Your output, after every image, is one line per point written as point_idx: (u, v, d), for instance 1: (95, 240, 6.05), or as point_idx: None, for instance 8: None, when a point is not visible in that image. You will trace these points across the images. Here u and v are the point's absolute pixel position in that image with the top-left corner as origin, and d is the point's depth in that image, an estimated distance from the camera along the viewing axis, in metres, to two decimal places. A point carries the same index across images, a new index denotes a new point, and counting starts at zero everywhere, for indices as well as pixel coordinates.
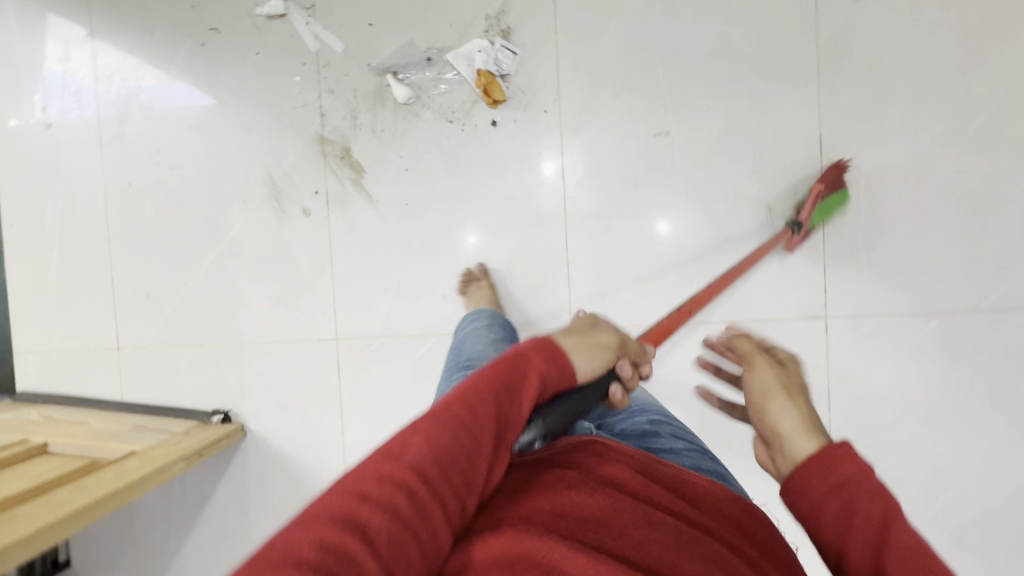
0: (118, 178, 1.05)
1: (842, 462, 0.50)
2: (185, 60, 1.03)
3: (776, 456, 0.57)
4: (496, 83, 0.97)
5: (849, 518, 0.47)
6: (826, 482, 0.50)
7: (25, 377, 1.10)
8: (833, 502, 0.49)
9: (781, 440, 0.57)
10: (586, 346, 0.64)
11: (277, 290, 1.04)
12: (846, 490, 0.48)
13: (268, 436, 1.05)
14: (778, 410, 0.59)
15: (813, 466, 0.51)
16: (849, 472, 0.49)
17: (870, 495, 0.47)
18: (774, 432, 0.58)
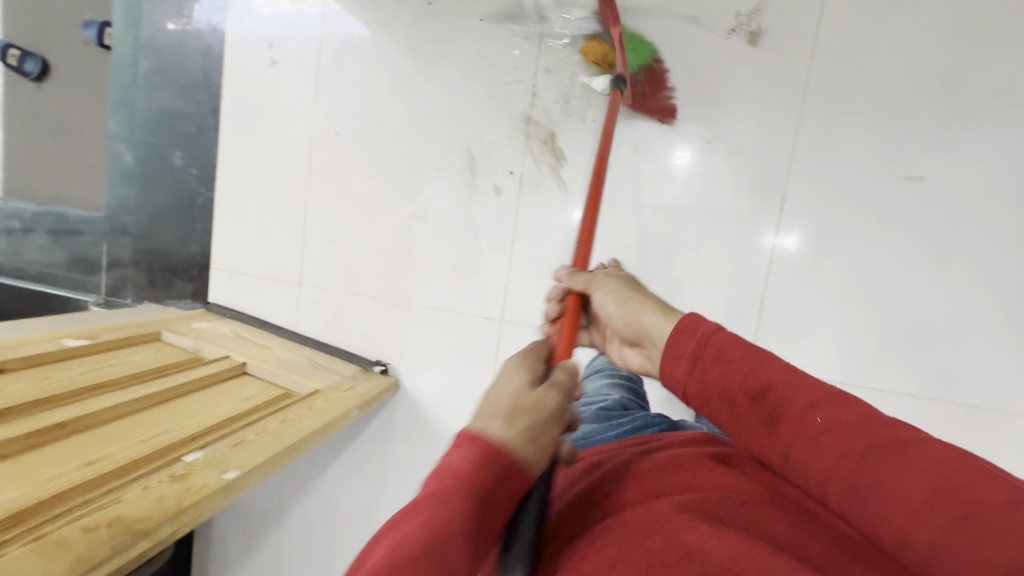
0: (327, 125, 1.10)
1: (688, 339, 0.58)
2: (409, 16, 1.02)
3: (650, 349, 0.65)
4: (599, 48, 0.92)
5: (721, 396, 0.54)
6: (682, 365, 0.58)
7: (216, 291, 1.21)
8: (694, 383, 0.57)
9: (649, 339, 0.65)
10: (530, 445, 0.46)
11: (453, 262, 1.05)
12: (709, 362, 0.56)
13: (419, 396, 1.10)
14: (639, 310, 0.66)
15: (671, 356, 0.59)
16: (693, 343, 0.57)
17: (714, 355, 0.56)
18: (640, 335, 0.66)
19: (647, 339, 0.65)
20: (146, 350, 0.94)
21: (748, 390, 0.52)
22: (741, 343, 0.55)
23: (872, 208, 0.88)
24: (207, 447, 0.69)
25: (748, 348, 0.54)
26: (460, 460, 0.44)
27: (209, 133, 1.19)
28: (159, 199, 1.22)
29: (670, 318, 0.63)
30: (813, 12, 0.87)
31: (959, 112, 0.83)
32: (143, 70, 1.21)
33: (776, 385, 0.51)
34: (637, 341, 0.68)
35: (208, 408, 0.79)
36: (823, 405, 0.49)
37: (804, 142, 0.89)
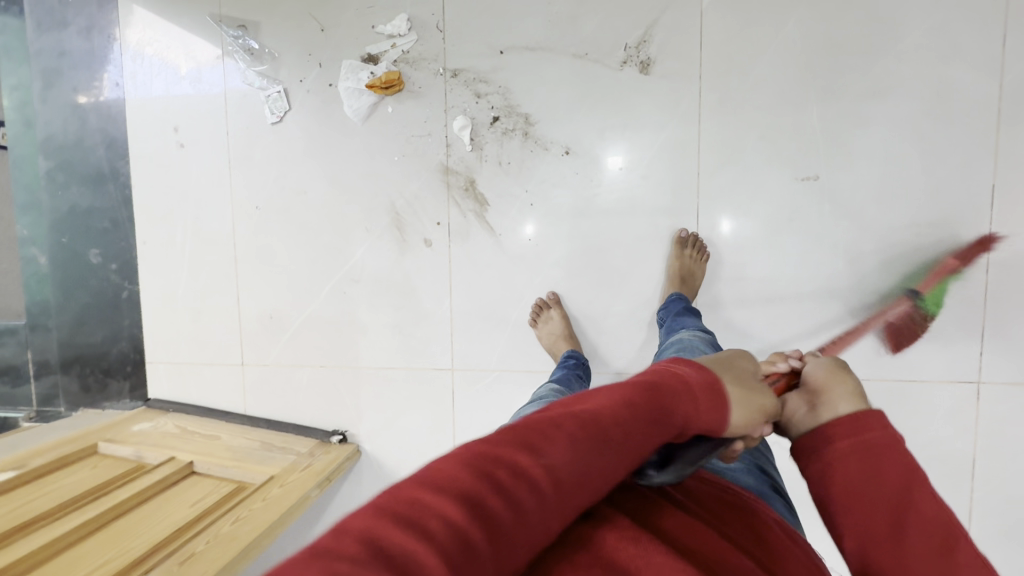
0: (247, 200, 1.08)
1: (873, 430, 0.52)
2: (312, 83, 1.02)
3: (821, 409, 0.55)
4: (385, 74, 0.98)
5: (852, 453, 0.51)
6: (851, 445, 0.52)
7: (155, 385, 1.16)
8: (858, 465, 0.50)
9: (828, 403, 0.55)
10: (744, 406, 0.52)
11: (395, 319, 1.05)
12: (902, 474, 0.48)
13: (383, 458, 1.08)
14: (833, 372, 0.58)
15: (846, 433, 0.52)
16: (892, 454, 0.50)
17: (894, 461, 0.49)
18: (820, 390, 0.56)
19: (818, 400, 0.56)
20: (83, 467, 0.90)
21: (881, 459, 0.50)
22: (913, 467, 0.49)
23: (782, 211, 0.92)
24: (152, 571, 0.66)
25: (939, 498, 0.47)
26: (695, 370, 0.52)
27: (124, 225, 1.14)
28: (81, 299, 1.17)
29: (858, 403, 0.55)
30: (696, 37, 0.91)
31: (841, 113, 0.89)
32: (44, 169, 1.16)
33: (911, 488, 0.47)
34: (809, 393, 0.57)
35: (152, 523, 0.75)
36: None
37: (710, 157, 0.93)
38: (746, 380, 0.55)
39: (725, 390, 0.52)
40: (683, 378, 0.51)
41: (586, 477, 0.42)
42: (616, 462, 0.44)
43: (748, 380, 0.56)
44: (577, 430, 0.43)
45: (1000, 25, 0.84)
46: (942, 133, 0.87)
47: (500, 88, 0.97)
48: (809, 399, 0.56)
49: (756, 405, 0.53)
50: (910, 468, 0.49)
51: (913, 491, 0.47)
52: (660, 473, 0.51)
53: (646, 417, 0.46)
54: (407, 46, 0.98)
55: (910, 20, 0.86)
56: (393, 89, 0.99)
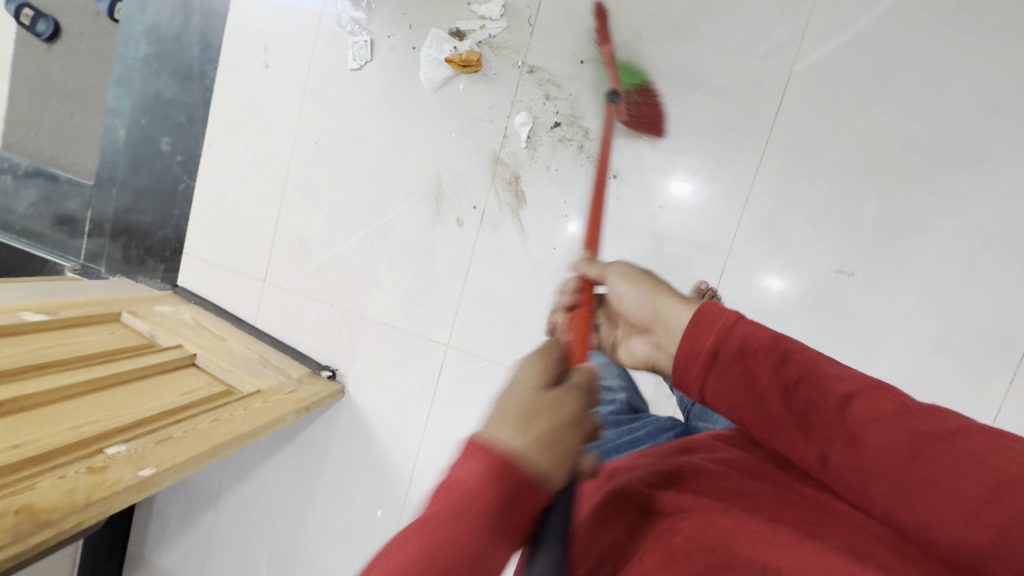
0: (309, 134, 1.14)
1: (707, 327, 0.46)
2: (397, 42, 1.06)
3: (663, 339, 0.52)
4: (465, 52, 1.01)
5: (713, 367, 0.45)
6: (702, 356, 0.46)
7: (186, 275, 1.26)
8: (724, 382, 0.45)
9: (663, 325, 0.52)
10: (550, 450, 0.34)
11: (409, 283, 1.09)
12: (737, 348, 0.44)
13: (362, 404, 1.14)
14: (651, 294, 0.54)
15: (684, 353, 0.46)
16: (707, 327, 0.46)
17: (739, 347, 0.44)
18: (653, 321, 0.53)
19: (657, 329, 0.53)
20: (101, 330, 0.99)
21: (746, 357, 0.44)
22: (759, 335, 0.44)
23: (806, 295, 0.91)
24: (133, 440, 0.74)
25: (768, 334, 0.44)
26: (464, 476, 0.32)
27: (197, 124, 1.23)
28: (144, 179, 1.27)
29: (683, 306, 0.51)
30: (775, 100, 0.90)
31: (898, 216, 0.86)
32: (143, 54, 1.25)
33: (791, 365, 0.42)
34: (648, 328, 0.55)
35: (144, 399, 0.84)
36: (861, 397, 0.40)
37: (751, 221, 0.92)
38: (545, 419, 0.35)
39: (521, 468, 0.33)
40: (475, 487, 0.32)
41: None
42: None
43: (546, 412, 0.35)
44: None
45: None
46: (1000, 267, 0.83)
47: (570, 96, 0.98)
48: (654, 337, 0.54)
49: (569, 443, 0.35)
50: (764, 348, 0.43)
51: (788, 370, 0.43)
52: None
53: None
54: (494, 32, 1.01)
55: (1001, 144, 0.82)
56: (468, 68, 1.01)
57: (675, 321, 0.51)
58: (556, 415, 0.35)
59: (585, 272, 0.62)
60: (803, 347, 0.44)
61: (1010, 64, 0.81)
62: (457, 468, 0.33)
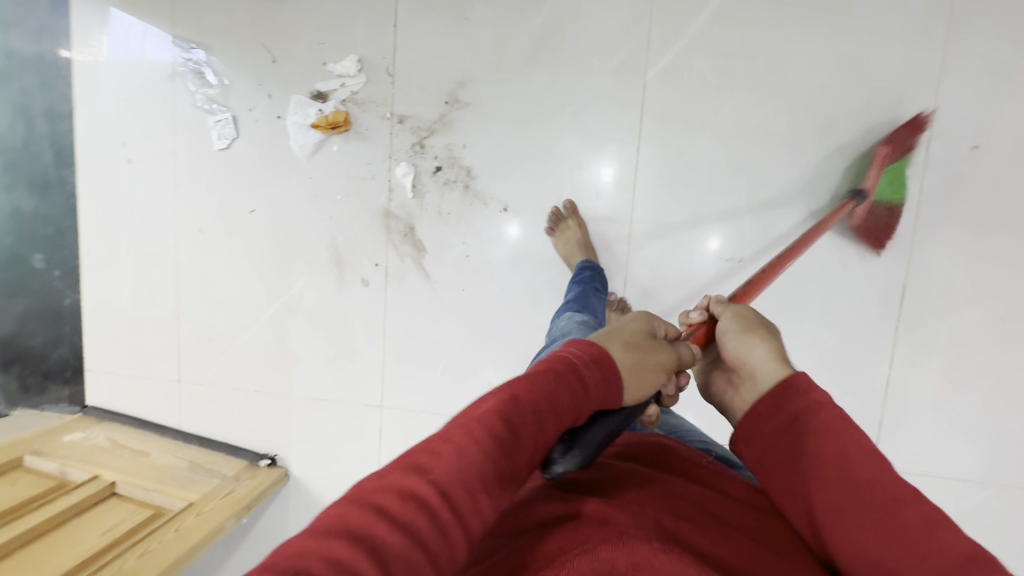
0: (191, 222, 1.08)
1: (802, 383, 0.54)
2: (260, 114, 1.02)
3: (743, 385, 0.60)
4: (331, 113, 0.99)
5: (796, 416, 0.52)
6: (787, 401, 0.54)
7: (93, 393, 1.18)
8: (803, 429, 0.51)
9: (751, 373, 0.59)
10: (635, 367, 0.52)
11: (329, 352, 1.07)
12: (826, 429, 0.49)
13: (310, 482, 1.11)
14: (751, 344, 0.61)
15: (774, 413, 0.54)
16: (793, 388, 0.54)
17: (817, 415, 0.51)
18: (741, 367, 0.61)
19: (744, 372, 0.60)
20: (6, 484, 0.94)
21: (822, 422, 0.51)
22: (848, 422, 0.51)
23: (706, 288, 0.95)
24: None
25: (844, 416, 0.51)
26: (575, 349, 0.49)
27: (68, 234, 1.15)
28: (21, 302, 1.17)
29: (778, 365, 0.57)
30: (636, 109, 0.93)
31: (770, 198, 0.91)
32: None
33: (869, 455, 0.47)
34: (735, 370, 0.61)
35: (58, 555, 0.80)
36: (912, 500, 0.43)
37: (642, 227, 0.95)
38: (637, 351, 0.54)
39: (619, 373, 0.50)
40: (590, 359, 0.48)
41: (484, 480, 0.38)
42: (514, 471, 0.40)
43: (648, 348, 0.54)
44: (472, 439, 0.39)
45: (924, 131, 0.86)
46: (865, 228, 0.89)
47: (444, 138, 0.98)
48: (738, 381, 0.61)
49: (648, 375, 0.52)
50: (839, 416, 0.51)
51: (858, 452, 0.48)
52: (564, 458, 0.48)
53: (532, 410, 0.42)
54: (356, 87, 0.99)
55: (838, 116, 0.88)
56: (338, 129, 1.00)
57: (764, 374, 0.57)
58: (651, 355, 0.54)
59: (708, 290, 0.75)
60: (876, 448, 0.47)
61: (834, 43, 0.87)
62: (574, 345, 0.50)
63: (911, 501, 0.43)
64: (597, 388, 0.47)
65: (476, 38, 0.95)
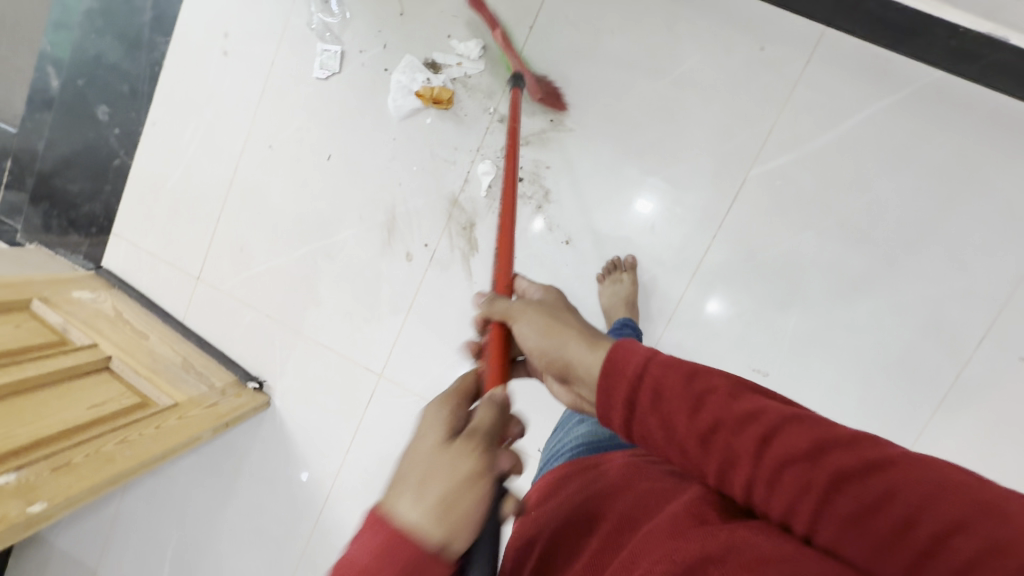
0: (263, 136, 1.07)
1: (627, 354, 0.42)
2: (369, 60, 1.01)
3: (579, 388, 0.48)
4: (437, 87, 0.98)
5: (648, 406, 0.40)
6: (625, 382, 0.41)
7: (112, 258, 1.18)
8: (655, 420, 0.40)
9: (575, 374, 0.48)
10: (444, 518, 0.35)
11: (350, 308, 1.08)
12: (706, 418, 0.37)
13: (287, 418, 1.13)
14: (567, 344, 0.49)
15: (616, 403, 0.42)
16: (623, 368, 0.42)
17: (652, 389, 0.40)
18: (566, 368, 0.49)
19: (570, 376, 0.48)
20: (8, 323, 0.93)
21: (661, 395, 0.39)
22: (674, 371, 0.40)
23: None
24: (24, 467, 0.75)
25: (682, 368, 0.40)
26: (363, 547, 0.35)
27: (140, 98, 1.13)
28: (73, 144, 1.16)
29: (591, 346, 0.47)
30: (727, 198, 0.93)
31: (814, 329, 0.92)
32: (85, 7, 1.12)
33: (713, 412, 0.37)
34: (564, 376, 0.50)
35: (47, 417, 0.83)
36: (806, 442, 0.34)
37: (687, 309, 0.95)
38: (431, 474, 0.37)
39: (414, 542, 0.34)
40: (382, 548, 0.34)
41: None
42: None
43: (446, 469, 0.37)
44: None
45: (983, 326, 0.87)
46: (892, 390, 0.90)
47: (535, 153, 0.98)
48: (573, 386, 0.49)
49: (464, 507, 0.35)
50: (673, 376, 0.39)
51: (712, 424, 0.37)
52: None
53: None
54: (471, 72, 0.98)
55: (910, 279, 0.88)
56: (437, 105, 0.99)
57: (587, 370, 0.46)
58: (456, 475, 0.36)
59: (488, 314, 0.59)
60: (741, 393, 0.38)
61: (934, 210, 0.86)
62: (365, 530, 0.36)
63: (800, 426, 0.34)
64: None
65: (601, 70, 0.94)
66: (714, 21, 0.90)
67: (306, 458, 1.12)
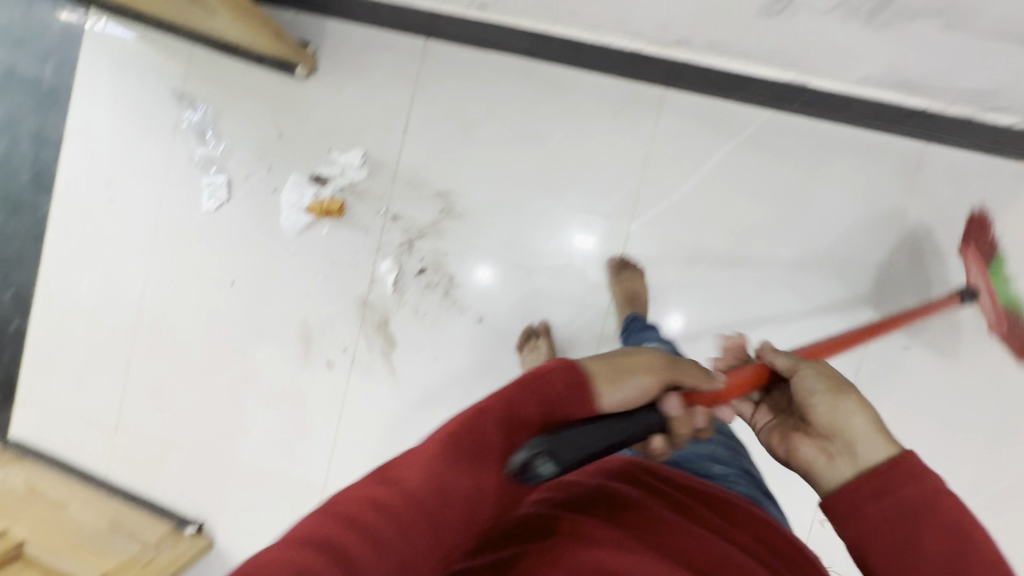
0: (162, 273, 1.07)
1: (936, 480, 0.39)
2: (256, 184, 1.04)
3: (836, 451, 0.44)
4: (327, 199, 1.01)
5: (921, 516, 0.38)
6: (913, 492, 0.39)
7: (21, 426, 1.12)
8: (910, 519, 0.38)
9: (849, 441, 0.44)
10: (618, 377, 0.45)
11: (280, 427, 1.06)
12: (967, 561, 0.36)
13: (232, 556, 1.07)
14: (848, 408, 0.45)
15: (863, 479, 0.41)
16: (923, 479, 0.39)
17: (938, 515, 0.38)
18: (837, 432, 0.44)
19: (839, 440, 0.44)
20: None
21: (947, 525, 0.38)
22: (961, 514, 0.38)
23: None
24: None
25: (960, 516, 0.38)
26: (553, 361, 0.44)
27: (29, 258, 1.11)
28: None
29: (891, 442, 0.42)
30: (617, 253, 0.98)
31: None
32: None
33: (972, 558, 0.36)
34: (823, 440, 0.46)
35: None
36: None
37: None
38: (626, 361, 0.46)
39: (586, 376, 0.43)
40: (563, 365, 0.43)
41: (444, 501, 0.35)
42: (450, 502, 0.36)
43: (641, 365, 0.47)
44: (432, 452, 0.37)
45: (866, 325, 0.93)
46: None
47: (433, 243, 1.01)
48: (825, 448, 0.45)
49: (636, 381, 0.45)
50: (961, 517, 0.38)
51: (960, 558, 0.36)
52: (542, 468, 0.38)
53: (459, 449, 0.37)
54: (356, 179, 1.02)
55: (794, 296, 0.95)
56: (330, 215, 1.02)
57: (872, 447, 0.42)
58: (631, 361, 0.47)
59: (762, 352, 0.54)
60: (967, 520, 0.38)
61: (797, 231, 0.94)
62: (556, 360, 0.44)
63: None
64: (569, 400, 0.42)
65: (479, 158, 1.00)
66: (570, 99, 0.98)
67: None
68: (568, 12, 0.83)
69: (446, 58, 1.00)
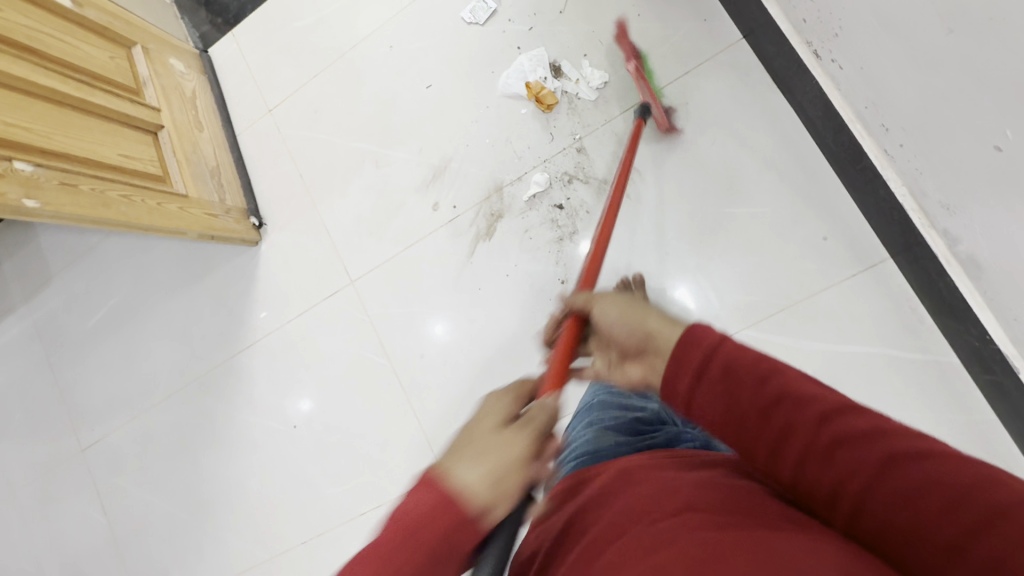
0: (392, 35, 1.15)
1: (703, 337, 0.48)
2: (511, 33, 1.07)
3: (650, 356, 0.56)
4: (547, 89, 1.02)
5: (731, 387, 0.46)
6: (706, 360, 0.47)
7: (219, 50, 1.29)
8: (721, 391, 0.46)
9: (657, 344, 0.55)
10: (497, 488, 0.46)
11: (364, 213, 1.15)
12: (780, 399, 0.43)
13: (261, 262, 1.22)
14: (650, 318, 0.58)
15: (672, 369, 0.49)
16: (702, 354, 0.48)
17: (723, 369, 0.46)
18: (642, 340, 0.57)
19: (648, 347, 0.56)
20: (106, 48, 1.03)
21: (759, 387, 0.44)
22: (747, 362, 0.46)
23: None
24: (42, 167, 0.85)
25: (756, 368, 0.45)
26: (414, 501, 0.44)
27: None
28: None
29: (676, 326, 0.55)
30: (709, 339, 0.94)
31: None
32: None
33: (783, 401, 0.43)
34: (634, 347, 0.59)
35: (85, 138, 0.93)
36: (873, 433, 0.39)
37: None
38: (502, 473, 0.47)
39: (469, 496, 0.45)
40: (437, 502, 0.44)
41: None
42: None
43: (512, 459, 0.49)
44: None
45: None
46: None
47: (587, 197, 1.01)
48: (642, 356, 0.57)
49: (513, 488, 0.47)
50: (753, 367, 0.45)
51: (773, 401, 0.43)
52: None
53: None
54: (582, 96, 1.02)
55: None
56: (537, 103, 1.03)
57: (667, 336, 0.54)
58: (505, 461, 0.48)
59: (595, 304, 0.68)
60: (745, 350, 0.46)
61: None
62: (418, 491, 0.45)
63: (868, 431, 0.39)
64: (464, 535, 0.43)
65: (683, 167, 0.97)
66: (802, 190, 0.91)
67: (256, 302, 1.22)
68: (881, 122, 0.79)
69: (739, 70, 0.96)
